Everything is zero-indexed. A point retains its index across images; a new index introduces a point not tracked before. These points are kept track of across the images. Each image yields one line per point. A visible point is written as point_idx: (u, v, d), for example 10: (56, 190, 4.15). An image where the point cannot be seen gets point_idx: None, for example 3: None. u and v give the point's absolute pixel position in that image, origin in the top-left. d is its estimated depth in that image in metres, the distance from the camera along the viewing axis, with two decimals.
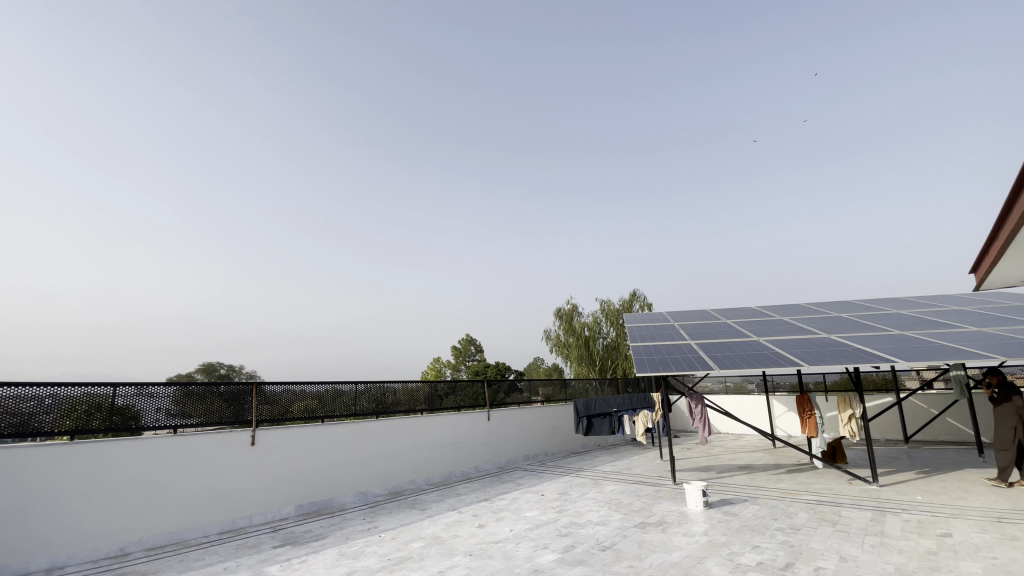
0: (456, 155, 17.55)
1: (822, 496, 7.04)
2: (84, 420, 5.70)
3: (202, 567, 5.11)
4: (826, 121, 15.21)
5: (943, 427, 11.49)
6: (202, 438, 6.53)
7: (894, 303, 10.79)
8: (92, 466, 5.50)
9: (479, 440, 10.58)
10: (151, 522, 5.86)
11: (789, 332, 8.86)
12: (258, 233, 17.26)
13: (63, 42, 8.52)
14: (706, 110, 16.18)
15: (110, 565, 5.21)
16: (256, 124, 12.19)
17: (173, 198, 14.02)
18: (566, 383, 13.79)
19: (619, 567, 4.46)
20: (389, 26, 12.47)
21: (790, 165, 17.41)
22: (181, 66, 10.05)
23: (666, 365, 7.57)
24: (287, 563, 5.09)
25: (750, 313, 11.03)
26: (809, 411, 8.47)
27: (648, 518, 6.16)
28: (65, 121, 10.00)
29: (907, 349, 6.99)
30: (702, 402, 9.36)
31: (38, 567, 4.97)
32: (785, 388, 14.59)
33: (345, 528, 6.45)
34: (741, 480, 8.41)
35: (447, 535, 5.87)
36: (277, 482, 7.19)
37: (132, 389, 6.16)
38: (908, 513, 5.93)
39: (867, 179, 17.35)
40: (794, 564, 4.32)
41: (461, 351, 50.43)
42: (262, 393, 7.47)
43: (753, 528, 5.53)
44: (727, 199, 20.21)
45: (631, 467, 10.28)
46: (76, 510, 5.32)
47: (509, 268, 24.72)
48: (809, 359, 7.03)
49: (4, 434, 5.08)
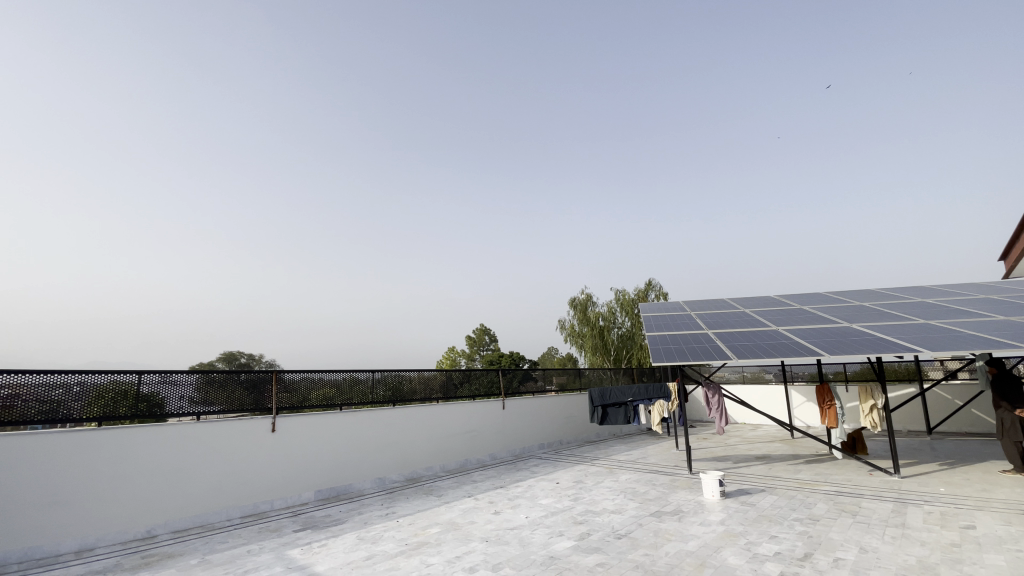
0: (470, 145, 17.35)
1: (842, 487, 6.95)
2: (112, 407, 5.88)
3: (227, 549, 5.25)
4: (848, 106, 14.81)
5: (967, 418, 11.24)
6: (223, 425, 6.66)
7: (919, 292, 10.52)
8: (120, 451, 5.69)
9: (495, 428, 10.67)
10: (177, 507, 6.04)
11: (809, 322, 8.70)
12: (275, 225, 17.38)
13: (74, 36, 8.51)
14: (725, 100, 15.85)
15: (138, 547, 5.38)
16: (268, 115, 12.13)
17: (189, 189, 14.16)
18: (581, 373, 13.78)
19: (635, 555, 4.48)
20: (400, 19, 12.23)
21: (813, 155, 16.95)
22: (196, 62, 10.09)
23: (682, 355, 7.51)
24: (308, 547, 5.19)
25: (769, 302, 10.86)
26: (829, 401, 8.31)
27: (664, 507, 6.15)
28: (86, 115, 10.20)
29: (932, 338, 6.82)
30: (719, 392, 9.25)
31: (68, 549, 5.15)
32: (804, 378, 14.39)
33: (364, 514, 6.55)
34: (758, 470, 8.33)
35: (464, 521, 5.94)
36: (297, 470, 7.33)
37: (157, 376, 6.31)
38: (931, 505, 5.82)
39: (894, 168, 16.82)
40: (813, 555, 4.29)
41: (476, 340, 50.84)
42: (281, 380, 7.60)
43: (771, 518, 5.49)
44: (747, 189, 19.78)
45: (646, 456, 10.26)
46: (103, 495, 5.48)
47: (522, 259, 24.74)
48: (830, 349, 6.90)
49: (36, 420, 5.29)
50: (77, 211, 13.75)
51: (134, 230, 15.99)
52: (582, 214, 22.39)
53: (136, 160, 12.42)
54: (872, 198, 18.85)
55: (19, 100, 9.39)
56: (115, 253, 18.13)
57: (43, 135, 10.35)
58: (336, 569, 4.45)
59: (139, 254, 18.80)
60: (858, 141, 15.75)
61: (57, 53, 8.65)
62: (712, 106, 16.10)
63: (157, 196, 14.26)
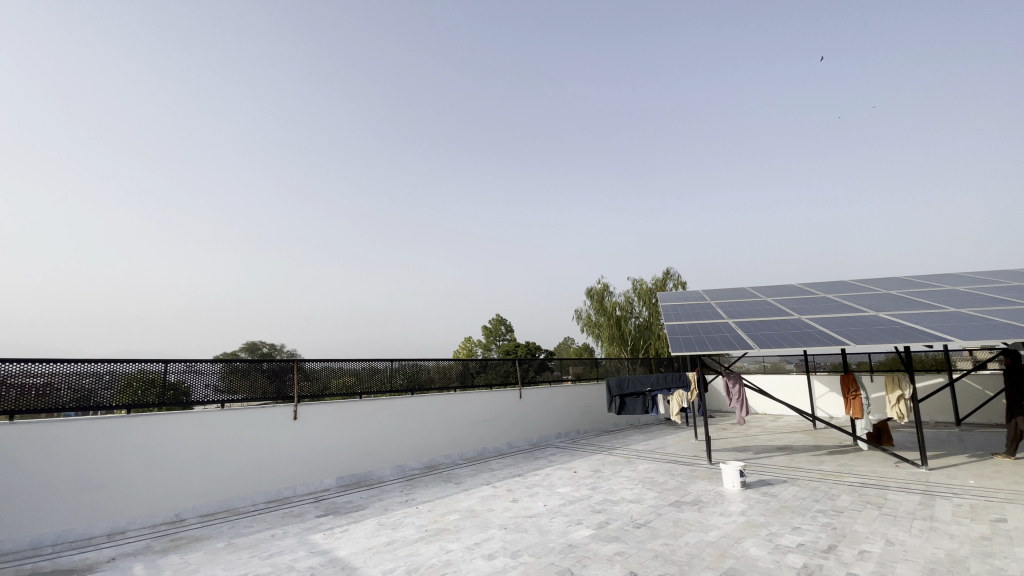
0: (483, 138, 17.27)
1: (866, 478, 6.82)
2: (140, 395, 6.04)
3: (251, 534, 5.37)
4: (874, 90, 14.35)
5: (998, 410, 10.97)
6: (247, 413, 6.81)
7: (949, 279, 10.17)
8: (148, 437, 5.84)
9: (512, 415, 10.70)
10: (202, 492, 6.20)
11: (833, 310, 8.51)
12: (293, 219, 17.58)
13: (99, 35, 8.64)
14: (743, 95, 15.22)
15: (167, 530, 5.56)
16: (282, 111, 12.21)
17: (210, 185, 14.46)
18: (598, 363, 13.70)
19: (654, 545, 4.46)
20: (409, 12, 12.10)
21: (840, 145, 16.37)
22: (214, 61, 10.16)
23: (702, 344, 7.44)
24: (330, 532, 5.30)
25: (791, 291, 10.63)
26: (855, 391, 8.07)
27: (684, 497, 6.11)
28: (77, 101, 9.81)
29: (963, 327, 6.60)
30: (740, 381, 9.09)
31: (100, 532, 5.34)
32: (827, 367, 14.12)
33: (383, 500, 6.65)
34: (780, 461, 8.21)
35: (482, 509, 5.98)
36: (318, 456, 7.46)
37: (182, 365, 6.45)
38: (960, 497, 5.67)
39: (923, 155, 16.26)
40: (838, 547, 4.22)
41: (492, 329, 51.34)
42: (302, 369, 7.71)
43: (793, 509, 5.41)
44: (772, 185, 18.94)
45: (664, 446, 10.22)
46: (133, 479, 5.67)
47: (537, 248, 24.64)
48: (855, 338, 6.72)
49: (70, 407, 5.50)
50: (82, 208, 13.58)
51: (159, 229, 16.31)
52: (600, 208, 21.79)
53: (157, 158, 12.65)
54: (902, 190, 18.19)
55: (35, 102, 9.42)
56: (143, 245, 18.68)
57: (39, 130, 10.04)
58: (357, 554, 4.52)
59: (164, 249, 19.29)
60: (886, 126, 15.26)
61: (40, 31, 8.15)
62: (736, 97, 15.45)
63: (179, 195, 14.53)
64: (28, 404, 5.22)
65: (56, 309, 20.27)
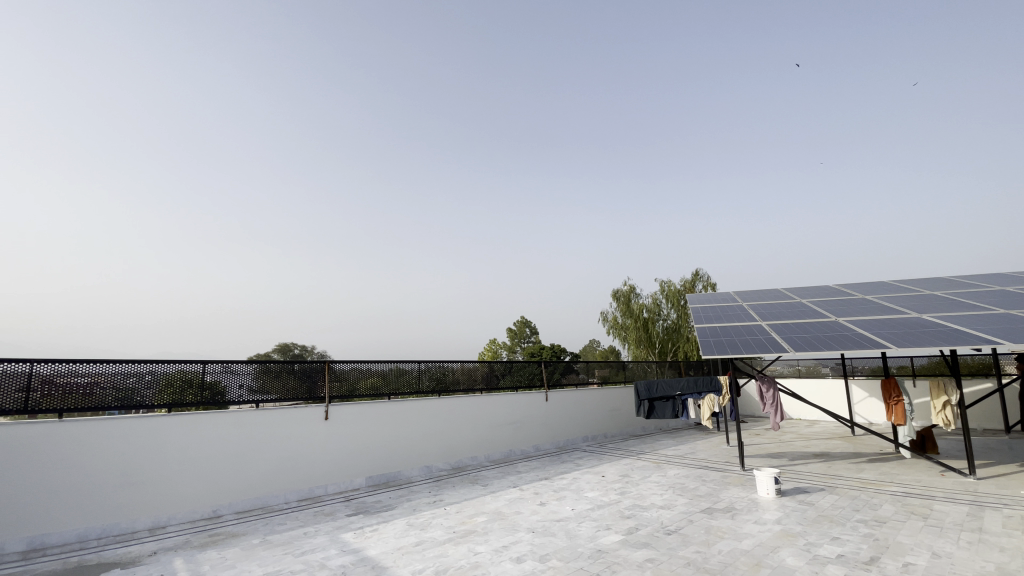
0: (503, 140, 17.30)
1: (910, 487, 6.52)
2: (180, 395, 6.27)
3: (284, 531, 5.49)
4: (910, 82, 13.75)
5: None
6: (280, 413, 6.97)
7: (994, 279, 9.66)
8: (186, 435, 6.04)
9: (538, 418, 10.65)
10: (238, 489, 6.38)
11: (873, 312, 8.18)
12: (319, 224, 17.91)
13: (139, 44, 8.99)
14: (781, 100, 14.43)
15: (205, 525, 5.75)
16: (305, 116, 12.50)
17: (239, 190, 14.85)
18: (625, 365, 13.52)
19: (687, 551, 4.37)
20: (427, 19, 12.28)
21: (877, 142, 15.76)
22: (245, 66, 10.43)
23: (734, 347, 7.26)
24: (361, 531, 5.37)
25: (827, 292, 10.28)
26: (897, 397, 7.71)
27: (716, 504, 5.97)
28: (109, 106, 10.09)
29: (1013, 328, 6.27)
30: (773, 386, 8.79)
31: (143, 526, 5.57)
32: (865, 371, 13.58)
33: (412, 501, 6.72)
34: (817, 468, 7.95)
35: (510, 511, 5.98)
36: (347, 456, 7.57)
37: (219, 365, 6.66)
38: (1011, 509, 5.36)
39: (965, 146, 15.53)
40: (881, 558, 4.05)
41: (517, 332, 51.12)
42: (332, 370, 7.87)
43: (832, 519, 5.21)
44: (806, 186, 18.29)
45: (694, 451, 10.00)
46: (173, 478, 5.88)
47: (561, 250, 24.47)
48: (895, 340, 6.45)
49: (114, 406, 5.77)
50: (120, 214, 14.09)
51: (190, 232, 16.81)
52: (624, 212, 21.40)
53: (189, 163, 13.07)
54: (943, 186, 17.45)
55: (80, 112, 9.82)
56: (178, 251, 19.33)
57: (77, 137, 10.37)
58: (387, 554, 4.57)
59: (197, 257, 19.87)
60: (922, 118, 14.63)
61: (66, 36, 8.32)
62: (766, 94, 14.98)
63: (210, 201, 14.97)
64: (74, 403, 5.50)
65: (100, 311, 21.16)
